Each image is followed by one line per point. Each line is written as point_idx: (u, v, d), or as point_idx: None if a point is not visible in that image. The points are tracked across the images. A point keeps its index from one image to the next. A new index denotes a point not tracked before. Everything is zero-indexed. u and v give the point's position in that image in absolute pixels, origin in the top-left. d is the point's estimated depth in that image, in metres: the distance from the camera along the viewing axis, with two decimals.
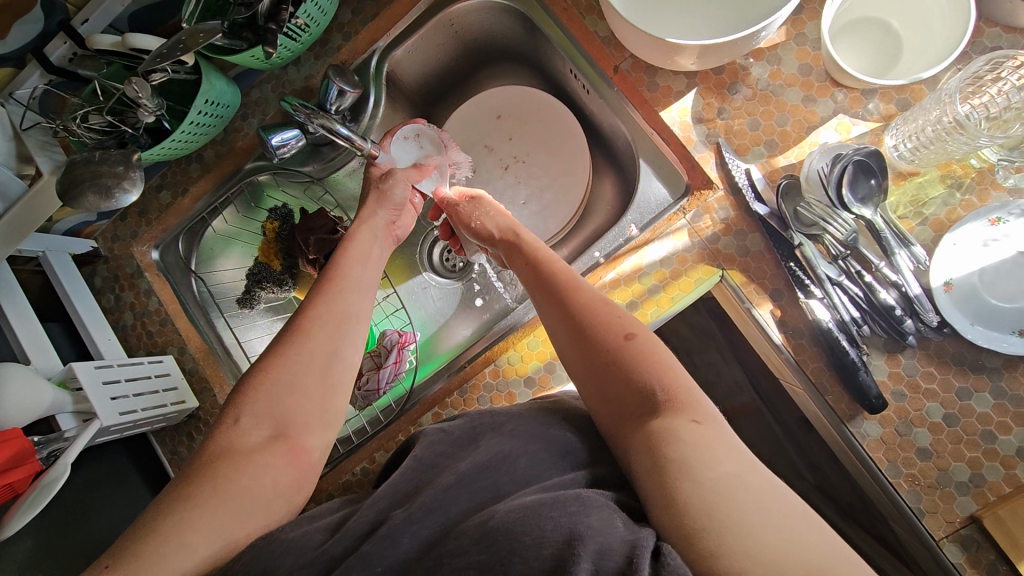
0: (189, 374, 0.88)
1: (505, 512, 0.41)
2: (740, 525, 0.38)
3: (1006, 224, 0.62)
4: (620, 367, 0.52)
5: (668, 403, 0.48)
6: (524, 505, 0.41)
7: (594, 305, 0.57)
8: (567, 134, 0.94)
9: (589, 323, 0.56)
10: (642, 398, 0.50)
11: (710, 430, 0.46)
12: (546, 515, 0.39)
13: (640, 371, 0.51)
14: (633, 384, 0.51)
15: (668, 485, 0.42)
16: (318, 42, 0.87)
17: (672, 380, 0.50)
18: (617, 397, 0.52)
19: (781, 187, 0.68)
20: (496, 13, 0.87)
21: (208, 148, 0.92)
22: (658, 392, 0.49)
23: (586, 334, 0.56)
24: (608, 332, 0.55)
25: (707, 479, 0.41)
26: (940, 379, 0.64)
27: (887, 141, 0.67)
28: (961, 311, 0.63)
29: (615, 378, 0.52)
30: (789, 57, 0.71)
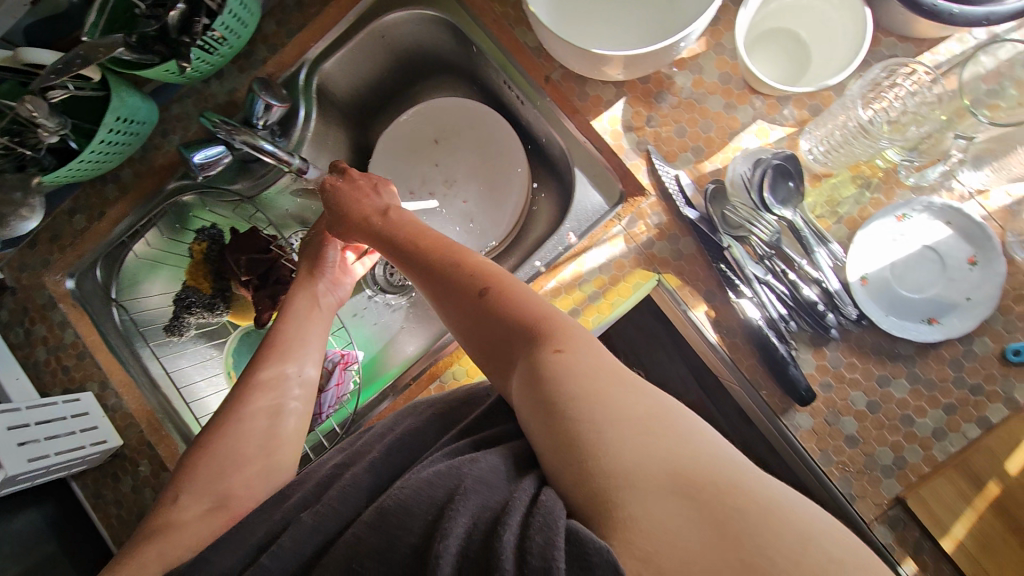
0: (111, 410, 0.83)
1: (398, 489, 0.42)
2: (608, 449, 0.40)
3: (911, 219, 0.67)
4: (494, 316, 0.54)
5: (538, 334, 0.51)
6: (412, 483, 0.42)
7: (461, 262, 0.59)
8: (499, 151, 0.95)
9: (461, 279, 0.58)
10: (517, 338, 0.52)
11: (578, 353, 0.48)
12: (438, 484, 0.41)
13: (512, 313, 0.53)
14: (510, 324, 0.53)
15: (548, 428, 0.43)
16: (241, 55, 0.84)
17: (541, 310, 0.53)
18: (500, 344, 0.54)
19: (708, 192, 0.71)
20: (426, 26, 0.86)
21: (125, 167, 0.87)
22: (528, 329, 0.52)
23: (459, 289, 0.57)
24: (473, 284, 0.57)
25: (571, 412, 0.43)
26: (862, 368, 0.68)
27: (802, 146, 0.70)
28: (875, 304, 0.67)
29: (493, 325, 0.54)
30: (709, 66, 0.74)
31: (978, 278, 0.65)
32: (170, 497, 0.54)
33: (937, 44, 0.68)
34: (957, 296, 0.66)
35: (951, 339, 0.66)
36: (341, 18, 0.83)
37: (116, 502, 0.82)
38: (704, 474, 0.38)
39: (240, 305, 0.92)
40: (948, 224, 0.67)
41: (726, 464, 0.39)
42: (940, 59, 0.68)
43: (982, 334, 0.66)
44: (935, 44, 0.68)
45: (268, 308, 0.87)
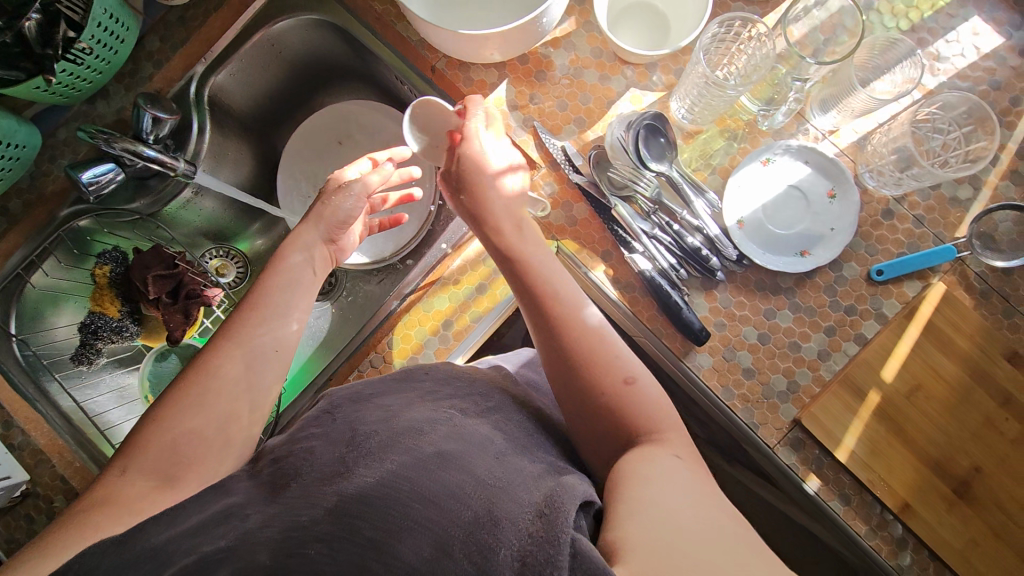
0: (19, 448, 0.79)
1: (364, 480, 0.43)
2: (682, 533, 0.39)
3: (775, 162, 0.73)
4: (601, 389, 0.52)
5: (638, 433, 0.50)
6: (386, 468, 0.43)
7: (559, 300, 0.56)
8: (402, 147, 0.97)
9: (556, 320, 0.55)
10: (619, 420, 0.51)
11: (673, 452, 0.48)
12: (400, 476, 0.42)
13: (603, 376, 0.52)
14: (600, 381, 0.52)
15: (623, 483, 0.44)
16: (127, 74, 0.84)
17: (636, 383, 0.52)
18: (581, 397, 0.52)
19: (592, 158, 0.75)
20: (313, 31, 0.88)
21: (14, 197, 0.85)
22: (637, 413, 0.51)
23: (580, 345, 0.53)
24: (606, 347, 0.54)
25: (653, 482, 0.43)
26: (750, 305, 0.73)
27: (673, 107, 0.76)
28: (754, 243, 0.72)
29: (592, 391, 0.52)
30: (582, 43, 0.78)
31: (838, 209, 0.72)
32: (116, 469, 0.48)
33: None
34: (823, 228, 0.72)
35: (822, 267, 0.71)
36: (226, 29, 0.84)
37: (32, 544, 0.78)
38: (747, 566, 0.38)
39: (152, 325, 0.91)
40: (808, 164, 0.73)
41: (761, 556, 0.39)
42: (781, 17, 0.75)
43: (849, 260, 0.72)
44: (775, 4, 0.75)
45: (180, 323, 0.86)
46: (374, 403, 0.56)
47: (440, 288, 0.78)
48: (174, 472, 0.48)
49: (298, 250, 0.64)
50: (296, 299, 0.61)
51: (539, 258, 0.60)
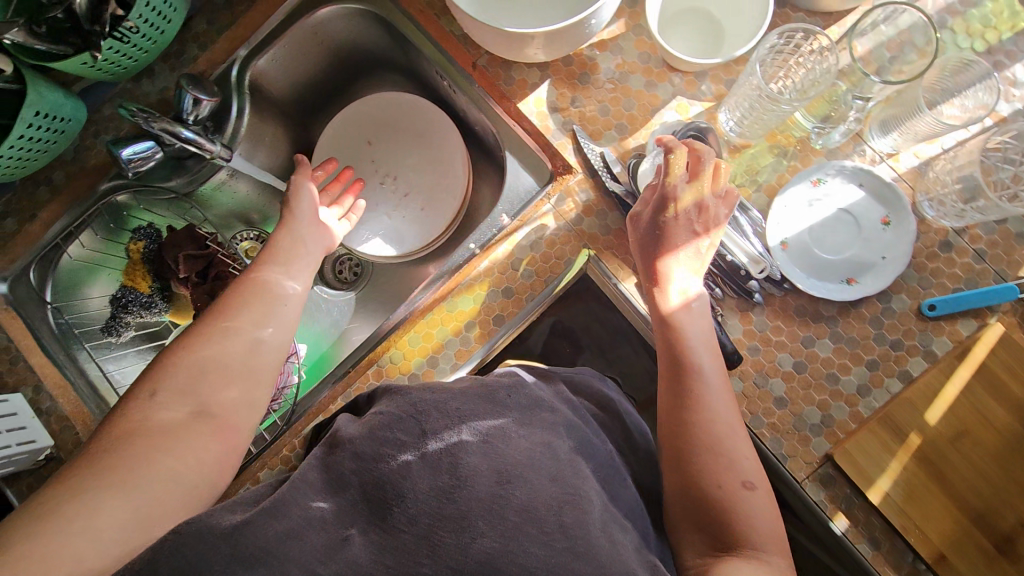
0: (46, 413, 0.81)
1: (489, 542, 0.39)
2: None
3: (826, 183, 0.69)
4: (719, 489, 0.53)
5: (742, 535, 0.51)
6: (520, 537, 0.40)
7: (706, 387, 0.58)
8: (434, 142, 0.97)
9: (691, 405, 0.57)
10: (721, 524, 0.51)
11: (772, 571, 0.48)
12: (534, 559, 0.39)
13: (726, 477, 0.53)
14: (720, 480, 0.53)
15: None
16: (172, 54, 0.84)
17: (754, 493, 0.53)
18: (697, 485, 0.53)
19: (631, 166, 0.73)
20: (357, 20, 0.88)
21: (57, 169, 0.86)
22: (746, 515, 0.52)
23: (701, 436, 0.55)
24: (728, 445, 0.55)
25: None
26: (787, 331, 0.69)
27: (720, 118, 0.73)
28: (797, 265, 0.69)
29: (705, 483, 0.53)
30: (629, 47, 0.76)
31: (892, 238, 0.68)
32: (145, 392, 0.52)
33: (841, 17, 0.71)
34: (874, 256, 0.68)
35: (869, 297, 0.68)
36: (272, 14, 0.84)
37: None
38: None
39: (181, 304, 0.92)
40: (862, 187, 0.69)
41: None
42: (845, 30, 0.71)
43: (898, 291, 0.68)
44: (840, 16, 0.71)
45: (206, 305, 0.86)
46: (457, 417, 0.48)
47: (465, 289, 0.76)
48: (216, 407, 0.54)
49: (287, 238, 0.68)
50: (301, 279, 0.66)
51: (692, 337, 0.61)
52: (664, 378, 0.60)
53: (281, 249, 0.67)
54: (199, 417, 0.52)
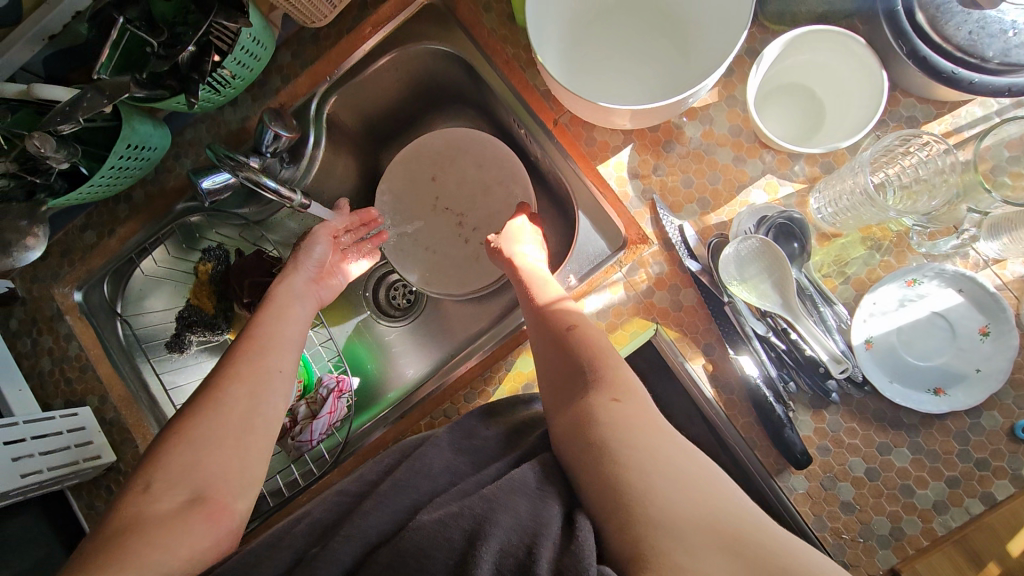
0: (109, 425, 0.83)
1: (415, 530, 0.44)
2: (658, 454, 0.45)
3: (922, 285, 0.65)
4: (565, 353, 0.58)
5: (598, 381, 0.53)
6: (442, 515, 0.44)
7: (551, 310, 0.63)
8: (498, 181, 0.94)
9: (544, 324, 0.62)
10: (577, 377, 0.55)
11: (636, 413, 0.49)
12: (453, 525, 0.43)
13: (580, 360, 0.56)
14: (572, 368, 0.56)
15: (599, 471, 0.45)
16: (256, 84, 0.85)
17: (612, 370, 0.55)
18: (560, 382, 0.56)
19: (712, 245, 0.70)
20: (442, 61, 0.87)
21: (137, 187, 0.88)
22: (591, 365, 0.55)
23: (546, 318, 0.63)
24: (564, 318, 0.61)
25: (629, 461, 0.44)
26: (863, 435, 0.66)
27: (811, 203, 0.69)
28: (880, 369, 0.65)
29: (558, 361, 0.58)
30: (720, 118, 0.73)
31: (990, 350, 0.63)
32: (139, 485, 0.53)
33: (957, 106, 0.67)
34: (967, 367, 0.64)
35: (957, 411, 0.64)
36: (355, 50, 0.83)
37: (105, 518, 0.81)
38: (739, 525, 0.40)
39: (242, 325, 0.93)
40: (961, 293, 0.65)
41: (734, 501, 0.43)
42: (960, 121, 0.67)
43: (990, 407, 0.64)
44: (955, 106, 0.67)
45: None
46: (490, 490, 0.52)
47: (526, 350, 0.76)
48: (243, 444, 0.58)
49: (286, 294, 0.73)
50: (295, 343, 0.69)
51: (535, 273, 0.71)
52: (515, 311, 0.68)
53: (279, 307, 0.70)
54: (194, 504, 0.53)
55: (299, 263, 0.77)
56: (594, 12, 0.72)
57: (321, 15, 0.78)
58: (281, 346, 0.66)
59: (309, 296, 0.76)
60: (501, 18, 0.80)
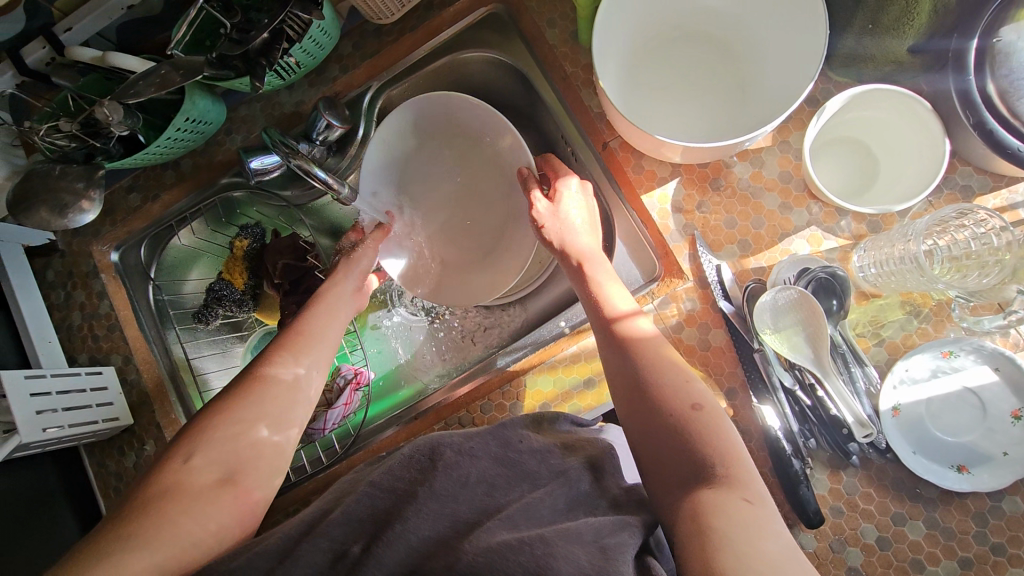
0: (130, 386, 0.84)
1: (472, 555, 0.43)
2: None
3: (958, 358, 0.64)
4: (678, 437, 0.51)
5: (721, 479, 0.48)
6: (500, 541, 0.44)
7: (664, 364, 0.56)
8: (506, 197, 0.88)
9: (655, 379, 0.55)
10: (693, 468, 0.49)
11: (765, 523, 0.45)
12: (512, 559, 0.42)
13: (697, 441, 0.50)
14: (687, 445, 0.50)
15: (719, 572, 0.41)
16: (314, 70, 0.86)
17: (733, 462, 0.49)
18: (669, 454, 0.51)
19: (749, 289, 0.69)
20: (496, 70, 0.87)
21: (186, 157, 0.89)
22: (711, 457, 0.49)
23: (657, 385, 0.55)
24: (681, 391, 0.54)
25: (758, 573, 0.40)
26: (878, 501, 0.65)
27: (853, 260, 0.69)
28: (904, 438, 0.64)
29: (669, 441, 0.51)
30: (772, 162, 0.72)
31: (1021, 435, 0.61)
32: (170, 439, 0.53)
33: (1014, 182, 0.65)
34: (994, 449, 0.62)
35: (978, 492, 0.62)
36: (415, 49, 0.84)
37: (116, 475, 0.83)
38: None
39: (268, 304, 0.92)
40: (998, 372, 0.63)
41: None
42: (1015, 198, 0.65)
43: (1013, 492, 0.62)
44: (1012, 181, 0.66)
45: (293, 314, 0.86)
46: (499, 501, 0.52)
47: (547, 369, 0.76)
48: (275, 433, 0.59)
49: (337, 296, 0.71)
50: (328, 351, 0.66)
51: (601, 276, 0.66)
52: (609, 356, 0.60)
53: (325, 302, 0.69)
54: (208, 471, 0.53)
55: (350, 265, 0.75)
56: (658, 42, 0.73)
57: (387, 12, 0.79)
58: (323, 348, 0.66)
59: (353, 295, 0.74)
60: (564, 35, 0.81)
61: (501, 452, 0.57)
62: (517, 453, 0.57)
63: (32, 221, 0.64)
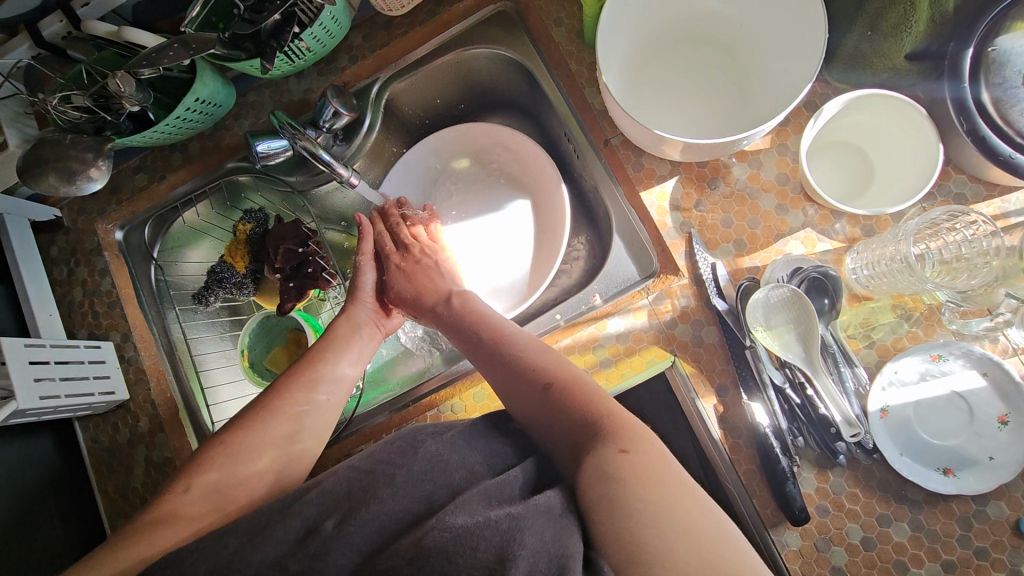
0: (127, 362, 0.85)
1: (436, 530, 0.43)
2: (664, 499, 0.45)
3: (947, 362, 0.65)
4: (551, 413, 0.56)
5: (599, 431, 0.52)
6: (467, 523, 0.43)
7: (525, 351, 0.62)
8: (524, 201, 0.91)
9: (521, 368, 0.61)
10: (573, 433, 0.54)
11: (638, 455, 0.49)
12: (480, 535, 0.42)
13: (567, 412, 0.55)
14: (563, 416, 0.55)
15: (613, 519, 0.44)
16: (323, 60, 0.88)
17: (600, 410, 0.54)
18: (549, 427, 0.56)
19: (742, 287, 0.70)
20: (502, 66, 0.88)
21: (194, 140, 0.90)
22: (584, 419, 0.54)
23: (524, 372, 0.60)
24: (538, 376, 0.59)
25: (639, 510, 0.44)
26: (864, 501, 0.65)
27: (847, 263, 0.70)
28: (891, 439, 0.65)
29: (547, 416, 0.56)
30: (769, 164, 0.73)
31: (1009, 440, 0.61)
32: None
33: (1007, 192, 0.67)
34: (980, 452, 0.62)
35: (964, 495, 0.63)
36: (422, 43, 0.85)
37: (109, 450, 0.84)
38: None
39: (268, 289, 0.93)
40: (986, 376, 0.64)
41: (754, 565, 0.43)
42: (1008, 207, 0.66)
43: (998, 497, 0.63)
44: (1005, 191, 0.67)
45: (293, 299, 0.86)
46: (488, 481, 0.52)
47: None
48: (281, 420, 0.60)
49: (347, 328, 0.74)
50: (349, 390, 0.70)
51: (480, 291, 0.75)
52: (482, 363, 0.65)
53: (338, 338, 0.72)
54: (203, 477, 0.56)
55: (360, 297, 0.78)
56: (661, 44, 0.74)
57: (398, 4, 0.81)
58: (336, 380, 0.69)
59: (369, 326, 0.77)
60: (569, 34, 0.82)
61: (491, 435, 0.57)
62: (506, 435, 0.57)
63: (41, 187, 0.65)
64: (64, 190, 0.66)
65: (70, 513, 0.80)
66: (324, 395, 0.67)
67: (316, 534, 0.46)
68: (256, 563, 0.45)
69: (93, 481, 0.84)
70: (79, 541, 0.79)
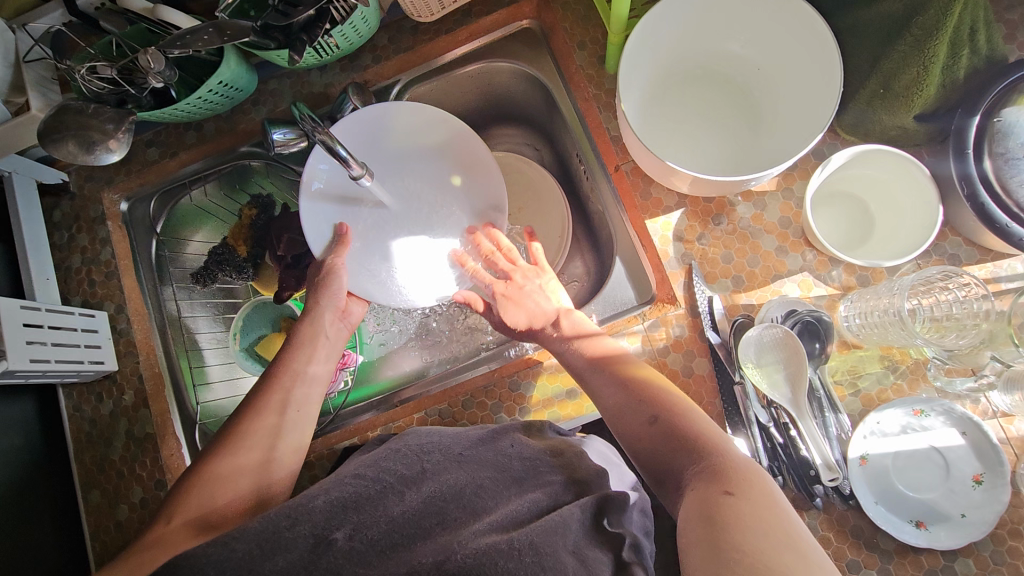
0: (118, 335, 0.84)
1: (462, 556, 0.43)
2: (763, 532, 0.44)
3: (928, 418, 0.66)
4: (662, 446, 0.56)
5: (709, 471, 0.51)
6: (489, 545, 0.44)
7: (635, 384, 0.62)
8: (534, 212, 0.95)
9: (633, 399, 0.60)
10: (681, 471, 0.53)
11: (745, 494, 0.47)
12: (501, 563, 0.42)
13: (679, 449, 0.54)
14: (676, 454, 0.54)
15: (711, 547, 0.44)
16: (347, 57, 0.88)
17: (710, 449, 0.53)
18: (663, 463, 0.55)
19: (736, 323, 0.72)
20: (521, 82, 0.90)
21: (209, 120, 0.90)
22: (697, 456, 0.53)
23: (632, 401, 0.60)
24: (644, 408, 0.59)
25: (738, 541, 0.43)
26: (836, 546, 0.65)
27: (840, 310, 0.71)
28: (868, 487, 0.66)
29: (657, 451, 0.56)
30: (773, 206, 0.75)
31: (980, 499, 0.63)
32: None
33: (1000, 257, 0.69)
34: (952, 509, 0.63)
35: (933, 549, 0.63)
36: (445, 51, 0.87)
37: (89, 421, 0.83)
38: None
39: (267, 276, 0.91)
40: (965, 435, 0.65)
41: None
42: (999, 272, 0.69)
43: (965, 554, 0.63)
44: (998, 257, 0.69)
45: (291, 288, 0.87)
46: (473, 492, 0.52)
47: (532, 374, 0.77)
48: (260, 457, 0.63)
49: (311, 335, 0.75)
50: (318, 383, 0.73)
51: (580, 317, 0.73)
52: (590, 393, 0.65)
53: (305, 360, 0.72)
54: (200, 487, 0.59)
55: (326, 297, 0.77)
56: (677, 79, 0.76)
57: (428, 11, 0.82)
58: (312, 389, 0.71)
59: (335, 325, 0.77)
60: (592, 58, 0.83)
61: (476, 446, 0.57)
62: (497, 449, 0.57)
63: (57, 153, 0.65)
64: (80, 160, 0.66)
65: (43, 481, 0.79)
66: (298, 404, 0.69)
67: (328, 546, 0.45)
68: (268, 571, 0.43)
69: (71, 451, 0.83)
70: (51, 507, 0.78)
